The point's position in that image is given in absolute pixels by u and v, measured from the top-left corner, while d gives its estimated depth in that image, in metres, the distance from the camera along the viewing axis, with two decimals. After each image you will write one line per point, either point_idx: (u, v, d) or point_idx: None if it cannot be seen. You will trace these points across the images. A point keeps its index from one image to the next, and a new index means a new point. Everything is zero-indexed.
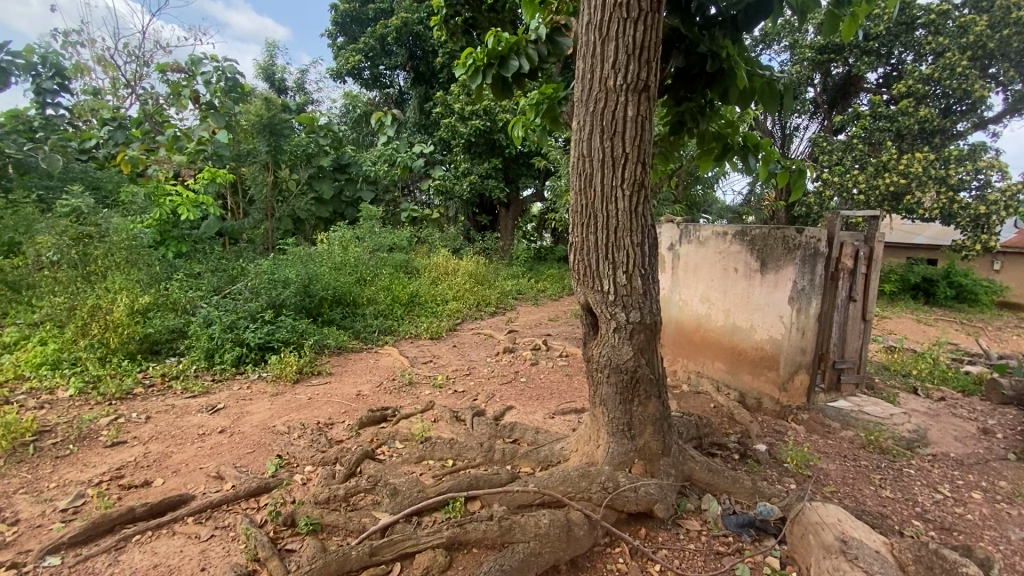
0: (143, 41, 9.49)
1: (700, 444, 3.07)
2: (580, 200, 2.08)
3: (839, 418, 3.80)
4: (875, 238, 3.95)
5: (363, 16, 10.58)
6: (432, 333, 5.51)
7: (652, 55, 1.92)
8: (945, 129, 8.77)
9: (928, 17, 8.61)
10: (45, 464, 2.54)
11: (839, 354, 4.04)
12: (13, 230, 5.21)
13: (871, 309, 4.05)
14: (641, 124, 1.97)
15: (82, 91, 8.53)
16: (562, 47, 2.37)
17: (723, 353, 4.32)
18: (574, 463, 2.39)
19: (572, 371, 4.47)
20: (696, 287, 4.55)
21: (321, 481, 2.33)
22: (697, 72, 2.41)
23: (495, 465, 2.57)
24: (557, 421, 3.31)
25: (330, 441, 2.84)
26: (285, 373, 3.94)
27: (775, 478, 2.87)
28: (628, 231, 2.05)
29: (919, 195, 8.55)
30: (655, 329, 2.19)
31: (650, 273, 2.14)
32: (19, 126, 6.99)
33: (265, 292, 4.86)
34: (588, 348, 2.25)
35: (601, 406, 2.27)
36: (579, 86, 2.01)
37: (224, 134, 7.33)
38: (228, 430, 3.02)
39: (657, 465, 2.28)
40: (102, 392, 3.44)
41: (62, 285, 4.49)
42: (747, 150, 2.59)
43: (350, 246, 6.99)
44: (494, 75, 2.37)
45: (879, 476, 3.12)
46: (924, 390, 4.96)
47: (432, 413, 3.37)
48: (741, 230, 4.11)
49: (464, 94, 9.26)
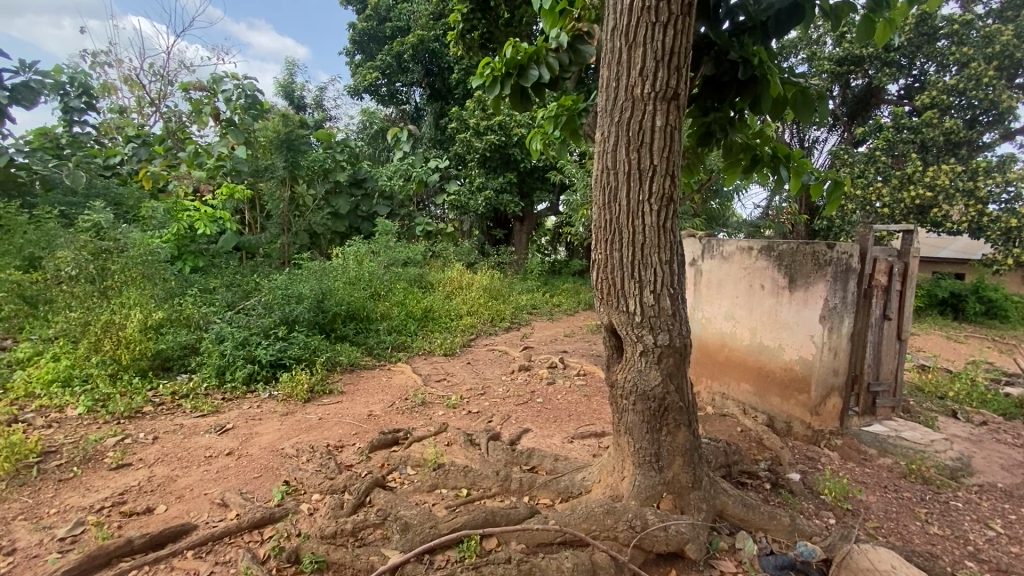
0: (168, 61, 9.73)
1: (730, 473, 2.90)
2: (604, 215, 1.96)
3: (875, 444, 3.58)
4: (909, 252, 3.75)
5: (381, 34, 10.69)
6: (446, 350, 5.39)
7: (682, 62, 1.81)
8: (972, 140, 8.51)
9: (951, 28, 8.44)
10: (47, 488, 2.46)
11: (874, 375, 3.81)
12: (34, 246, 5.24)
13: (907, 327, 3.83)
14: (670, 134, 1.85)
15: (108, 110, 8.74)
16: (584, 55, 2.26)
17: (749, 374, 4.13)
18: (596, 496, 2.24)
19: (590, 392, 4.29)
20: (720, 304, 4.37)
21: (327, 512, 2.20)
22: (729, 79, 2.28)
23: (512, 496, 2.43)
24: (576, 446, 3.16)
25: (340, 466, 2.72)
26: (296, 392, 3.85)
27: (811, 511, 2.69)
28: (656, 248, 1.92)
29: (947, 209, 8.31)
30: (686, 352, 2.04)
31: (679, 292, 2.00)
32: (46, 144, 7.16)
33: (279, 308, 4.80)
34: (612, 372, 2.11)
35: (626, 435, 2.12)
36: (604, 95, 1.90)
37: (243, 150, 7.39)
38: (236, 452, 2.92)
39: (686, 499, 2.12)
40: (112, 411, 3.38)
41: (78, 300, 4.46)
42: (778, 161, 2.46)
43: (364, 261, 6.93)
44: (513, 85, 2.28)
45: (924, 510, 2.89)
46: (964, 413, 4.67)
47: (446, 436, 3.24)
48: (767, 244, 3.94)
49: (480, 109, 9.29)
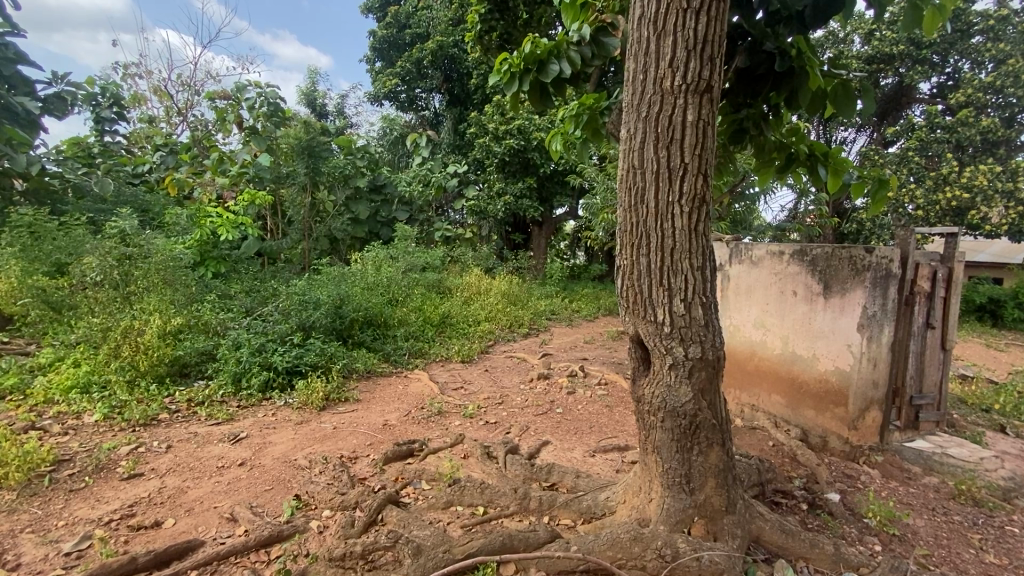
0: (195, 71, 9.95)
1: (763, 492, 2.73)
2: (630, 218, 1.83)
3: (919, 461, 3.34)
4: (953, 257, 3.53)
5: (401, 41, 10.72)
6: (464, 356, 5.29)
7: (716, 51, 1.68)
8: (1011, 139, 8.11)
9: (987, 23, 8.07)
10: (57, 499, 2.42)
11: (917, 388, 3.57)
12: (61, 252, 5.31)
13: (952, 336, 3.59)
14: (703, 130, 1.71)
15: (137, 119, 8.94)
16: (609, 48, 2.13)
17: (781, 385, 3.92)
18: (622, 518, 2.10)
19: (613, 402, 4.13)
20: (749, 311, 4.16)
21: (337, 531, 2.11)
22: (764, 72, 2.11)
23: (531, 516, 2.30)
24: (598, 461, 3.02)
25: (353, 479, 2.63)
26: (311, 400, 3.79)
27: (854, 537, 2.50)
28: (686, 253, 1.78)
29: (986, 211, 7.95)
30: (719, 366, 1.88)
31: (712, 301, 1.85)
32: (78, 153, 7.41)
33: (296, 314, 4.77)
34: (638, 386, 1.97)
35: (654, 455, 1.98)
36: (630, 89, 1.77)
37: (265, 157, 7.43)
38: (249, 462, 2.86)
39: (720, 524, 1.97)
40: (127, 418, 3.35)
41: (101, 305, 4.50)
42: (815, 160, 2.30)
43: (383, 267, 6.89)
44: (533, 82, 2.18)
45: (978, 535, 2.66)
46: (1013, 428, 4.36)
47: (462, 448, 3.13)
48: (800, 248, 3.74)
49: (499, 114, 9.24)
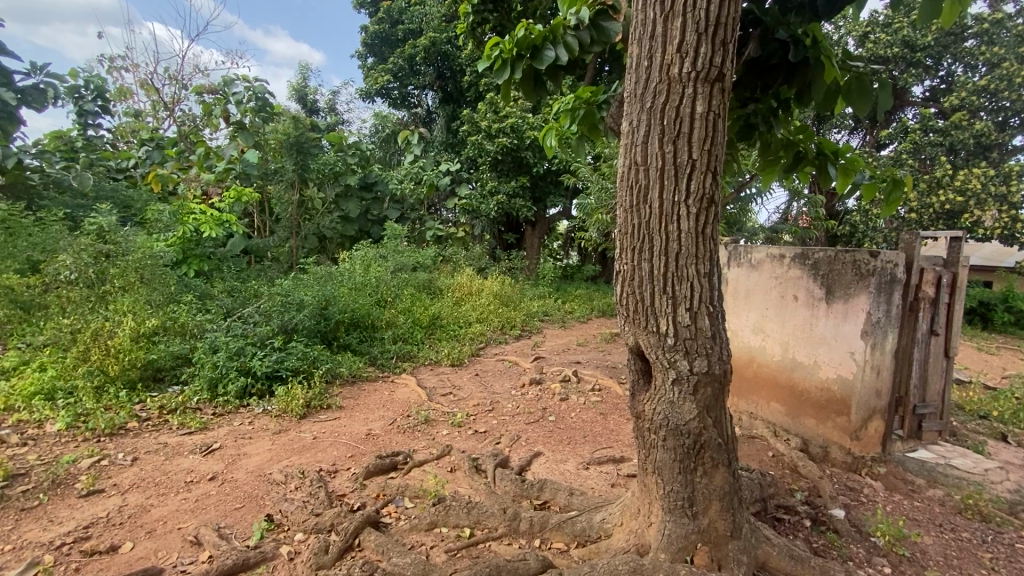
0: (181, 65, 9.67)
1: (765, 508, 2.58)
2: (631, 218, 1.67)
3: (923, 473, 3.20)
4: (958, 262, 3.39)
5: (393, 36, 10.49)
6: (453, 360, 5.11)
7: (728, 35, 1.52)
8: (1003, 143, 8.07)
9: (981, 26, 8.01)
10: (7, 519, 2.22)
11: (920, 397, 3.45)
12: (33, 249, 5.05)
13: (956, 343, 3.46)
14: (712, 123, 1.56)
15: (123, 113, 8.68)
16: (608, 33, 1.96)
17: (780, 393, 3.79)
18: (619, 544, 1.95)
19: (607, 410, 3.97)
20: (748, 316, 4.04)
21: (309, 558, 1.94)
22: (777, 62, 1.95)
23: (522, 538, 2.15)
24: (592, 474, 2.88)
25: (330, 496, 2.46)
26: (290, 407, 3.59)
27: (861, 558, 2.36)
28: (693, 258, 1.63)
29: (979, 214, 7.91)
30: (725, 381, 1.73)
31: (719, 310, 1.70)
32: (60, 147, 7.16)
33: (278, 316, 4.57)
34: (637, 401, 1.82)
35: (655, 475, 1.83)
36: (632, 77, 1.62)
37: (253, 153, 7.21)
38: (220, 477, 2.67)
39: (724, 551, 1.82)
40: (92, 428, 3.15)
41: (73, 305, 4.28)
42: (825, 159, 2.16)
43: (372, 267, 6.69)
44: (525, 69, 2.04)
45: (989, 554, 2.53)
46: (1015, 437, 4.24)
47: (449, 461, 2.97)
48: (801, 252, 3.61)
49: (491, 112, 9.06)
